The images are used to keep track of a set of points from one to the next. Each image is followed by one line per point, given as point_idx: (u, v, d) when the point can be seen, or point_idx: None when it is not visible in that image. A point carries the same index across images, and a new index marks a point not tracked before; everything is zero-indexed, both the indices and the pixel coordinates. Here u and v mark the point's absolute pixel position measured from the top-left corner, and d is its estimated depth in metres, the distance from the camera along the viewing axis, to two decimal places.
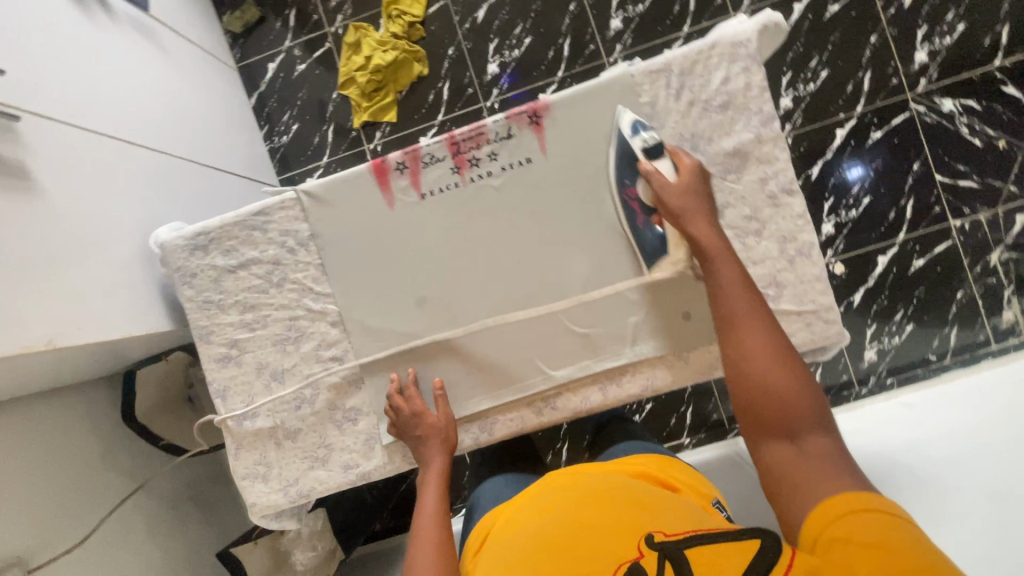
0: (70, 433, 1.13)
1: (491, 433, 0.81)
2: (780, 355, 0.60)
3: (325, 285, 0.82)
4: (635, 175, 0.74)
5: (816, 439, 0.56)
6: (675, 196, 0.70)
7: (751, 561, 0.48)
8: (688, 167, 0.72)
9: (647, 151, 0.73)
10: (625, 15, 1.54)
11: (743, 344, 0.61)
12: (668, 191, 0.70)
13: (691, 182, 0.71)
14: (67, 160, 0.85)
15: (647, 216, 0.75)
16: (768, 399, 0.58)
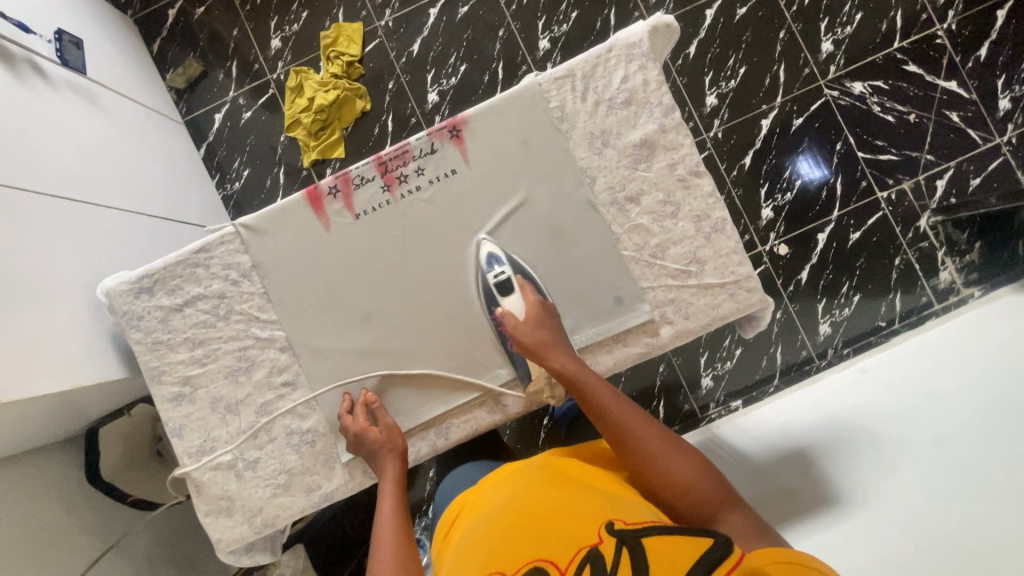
0: (33, 499, 1.11)
1: (447, 437, 0.83)
2: (670, 447, 0.69)
3: (271, 312, 0.84)
4: (495, 309, 0.80)
5: (728, 518, 0.63)
6: (530, 331, 0.77)
7: (701, 553, 0.50)
8: (532, 300, 0.79)
9: (498, 288, 0.80)
10: (552, 36, 1.63)
11: (641, 449, 0.69)
12: (520, 330, 0.77)
13: (539, 315, 0.78)
14: (7, 220, 0.87)
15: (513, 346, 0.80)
16: (681, 490, 0.65)
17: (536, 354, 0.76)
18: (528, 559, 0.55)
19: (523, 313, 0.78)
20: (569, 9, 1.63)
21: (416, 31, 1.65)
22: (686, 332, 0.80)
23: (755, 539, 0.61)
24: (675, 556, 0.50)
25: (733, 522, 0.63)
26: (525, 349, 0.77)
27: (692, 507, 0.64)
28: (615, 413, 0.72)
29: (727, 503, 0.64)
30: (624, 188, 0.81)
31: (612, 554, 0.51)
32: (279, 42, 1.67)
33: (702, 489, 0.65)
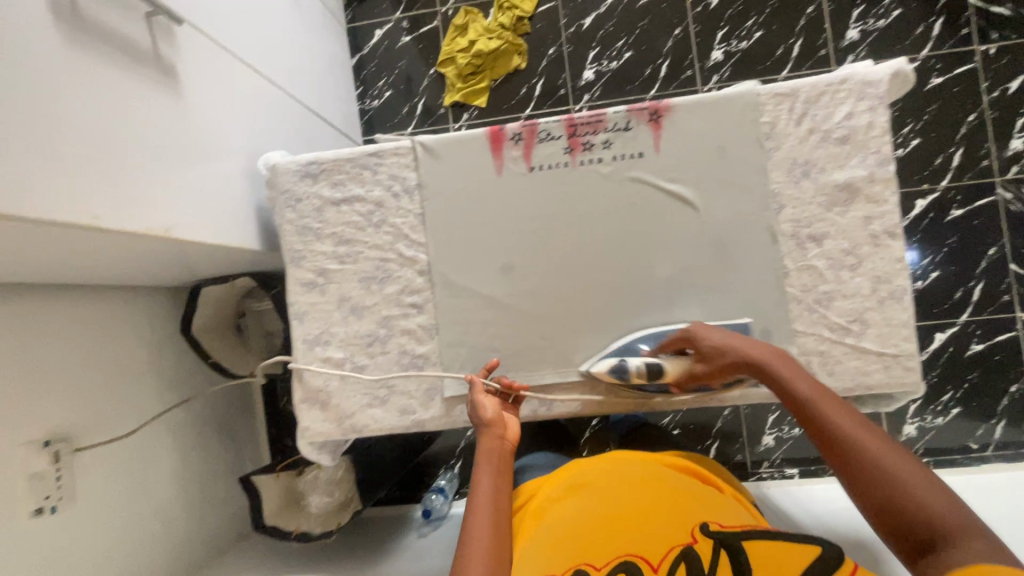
0: (131, 330, 1.19)
1: (550, 408, 0.84)
2: (889, 455, 0.58)
3: (420, 235, 0.85)
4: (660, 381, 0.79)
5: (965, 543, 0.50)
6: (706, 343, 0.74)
7: (809, 564, 0.60)
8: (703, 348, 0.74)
9: (647, 369, 0.76)
10: (727, 49, 1.57)
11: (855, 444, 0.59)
12: (699, 340, 0.75)
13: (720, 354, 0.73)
14: (207, 73, 0.91)
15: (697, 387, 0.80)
16: (899, 498, 0.55)
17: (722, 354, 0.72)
18: (620, 550, 0.65)
19: (703, 332, 0.75)
20: (755, 27, 1.56)
21: (593, 5, 1.61)
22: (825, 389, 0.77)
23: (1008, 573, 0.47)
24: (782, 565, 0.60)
25: (966, 548, 0.50)
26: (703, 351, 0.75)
27: (908, 522, 0.54)
28: (822, 413, 0.63)
29: (962, 531, 0.51)
30: (810, 226, 0.77)
31: (709, 558, 0.61)
32: None
33: (933, 511, 0.53)
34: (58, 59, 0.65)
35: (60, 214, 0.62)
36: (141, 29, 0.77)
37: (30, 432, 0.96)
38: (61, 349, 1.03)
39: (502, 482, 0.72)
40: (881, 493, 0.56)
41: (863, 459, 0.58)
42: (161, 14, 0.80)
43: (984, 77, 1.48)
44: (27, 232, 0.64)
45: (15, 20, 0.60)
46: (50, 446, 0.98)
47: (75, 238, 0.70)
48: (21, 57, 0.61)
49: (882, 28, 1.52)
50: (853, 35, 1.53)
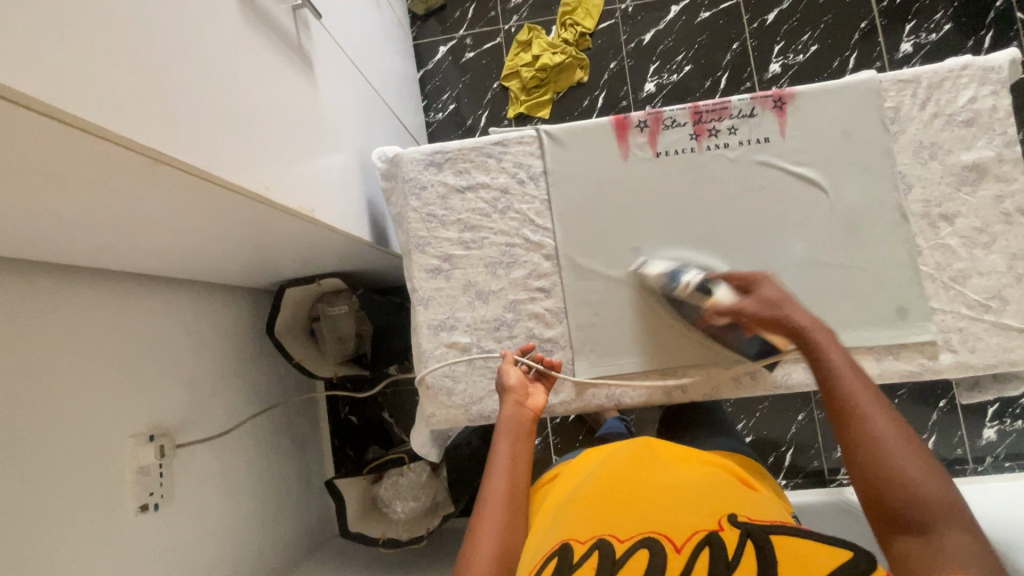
0: (221, 328, 1.18)
1: (684, 391, 0.83)
2: (906, 443, 0.57)
3: (546, 220, 0.86)
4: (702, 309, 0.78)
5: (948, 535, 0.51)
6: (766, 301, 0.71)
7: (840, 563, 0.50)
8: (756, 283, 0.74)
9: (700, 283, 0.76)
10: (785, 62, 1.63)
11: (861, 426, 0.59)
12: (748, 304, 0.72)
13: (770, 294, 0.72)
14: (331, 68, 0.94)
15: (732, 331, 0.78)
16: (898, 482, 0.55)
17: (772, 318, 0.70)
18: (640, 528, 0.61)
19: (768, 280, 0.73)
20: (810, 42, 1.62)
21: (653, 22, 1.68)
22: (966, 366, 0.77)
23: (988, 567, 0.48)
24: (800, 560, 0.51)
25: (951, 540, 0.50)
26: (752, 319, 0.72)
27: (899, 506, 0.54)
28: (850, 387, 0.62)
29: (951, 523, 0.52)
30: (940, 206, 0.79)
31: (735, 546, 0.55)
32: None
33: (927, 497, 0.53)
34: (236, 38, 0.70)
35: (241, 183, 0.67)
36: (290, 20, 0.81)
37: (136, 425, 0.94)
38: (165, 342, 1.02)
39: (519, 447, 0.73)
40: (872, 474, 0.57)
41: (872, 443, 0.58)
42: (305, 8, 0.84)
43: None
44: (205, 202, 0.68)
45: (213, 2, 0.66)
46: (154, 440, 0.96)
47: (237, 213, 0.74)
48: (215, 35, 0.66)
49: (935, 41, 1.58)
50: (906, 48, 1.59)
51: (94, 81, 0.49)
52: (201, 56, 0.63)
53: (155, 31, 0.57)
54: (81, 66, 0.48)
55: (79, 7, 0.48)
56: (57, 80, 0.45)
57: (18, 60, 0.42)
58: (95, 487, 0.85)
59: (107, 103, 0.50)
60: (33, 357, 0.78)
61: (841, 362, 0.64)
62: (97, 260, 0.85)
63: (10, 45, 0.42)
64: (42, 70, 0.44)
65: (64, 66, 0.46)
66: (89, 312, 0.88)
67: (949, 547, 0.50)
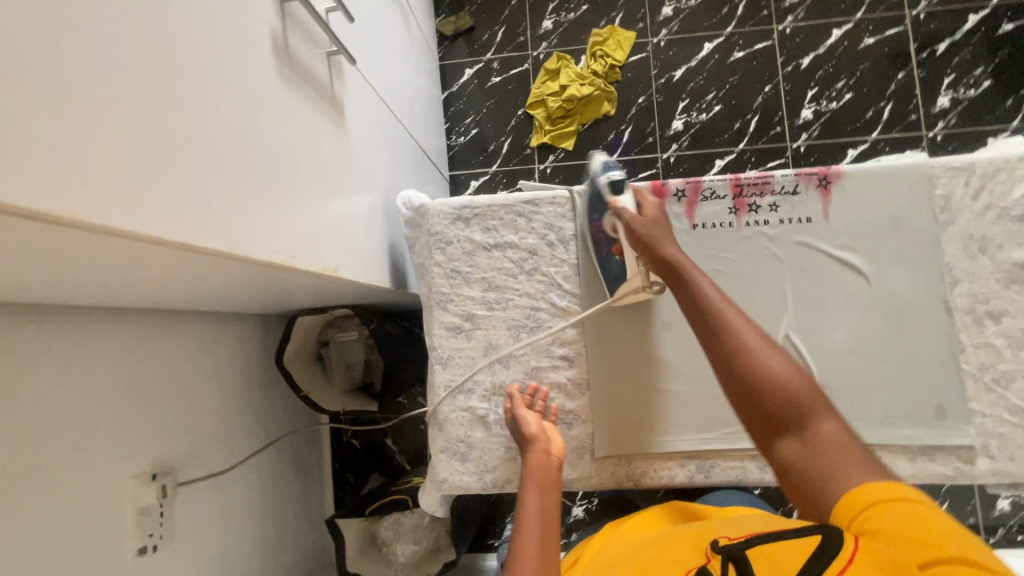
0: (230, 358, 1.16)
1: (707, 475, 0.79)
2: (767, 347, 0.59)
3: (574, 285, 0.83)
4: (603, 213, 0.81)
5: (824, 426, 0.53)
6: (645, 225, 0.72)
7: None
8: (651, 205, 0.75)
9: (614, 184, 0.78)
10: (817, 108, 1.59)
11: (734, 341, 0.60)
12: (635, 223, 0.73)
13: (657, 219, 0.74)
14: (361, 110, 0.92)
15: (609, 246, 0.81)
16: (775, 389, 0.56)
17: (647, 243, 0.71)
18: None
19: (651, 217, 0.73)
20: (844, 89, 1.59)
21: (685, 58, 1.65)
22: (1004, 474, 0.74)
23: (853, 451, 0.51)
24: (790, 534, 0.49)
25: (826, 430, 0.52)
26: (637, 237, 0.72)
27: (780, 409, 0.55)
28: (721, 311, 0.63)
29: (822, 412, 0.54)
30: (987, 303, 0.76)
31: None
32: (551, 24, 1.71)
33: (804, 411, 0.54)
34: (273, 98, 0.67)
35: (269, 258, 0.64)
36: (324, 69, 0.78)
37: (138, 465, 0.92)
38: (173, 376, 1.00)
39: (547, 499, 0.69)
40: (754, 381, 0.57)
41: (747, 355, 0.59)
42: (340, 54, 0.81)
43: None
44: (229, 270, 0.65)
45: (250, 65, 0.63)
46: (157, 479, 0.94)
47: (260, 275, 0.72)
48: (249, 100, 0.63)
49: (973, 98, 1.54)
50: (943, 102, 1.55)
51: (129, 181, 0.46)
52: (235, 128, 0.60)
53: (194, 108, 0.54)
54: (118, 168, 0.44)
55: (116, 101, 0.45)
56: (105, 192, 0.43)
57: (68, 180, 0.40)
58: (96, 532, 0.83)
59: (141, 202, 0.47)
60: (37, 409, 0.75)
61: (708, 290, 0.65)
62: (111, 300, 0.82)
63: (54, 159, 0.39)
64: (90, 185, 0.42)
65: (100, 173, 0.43)
66: (99, 352, 0.86)
67: (825, 438, 0.52)
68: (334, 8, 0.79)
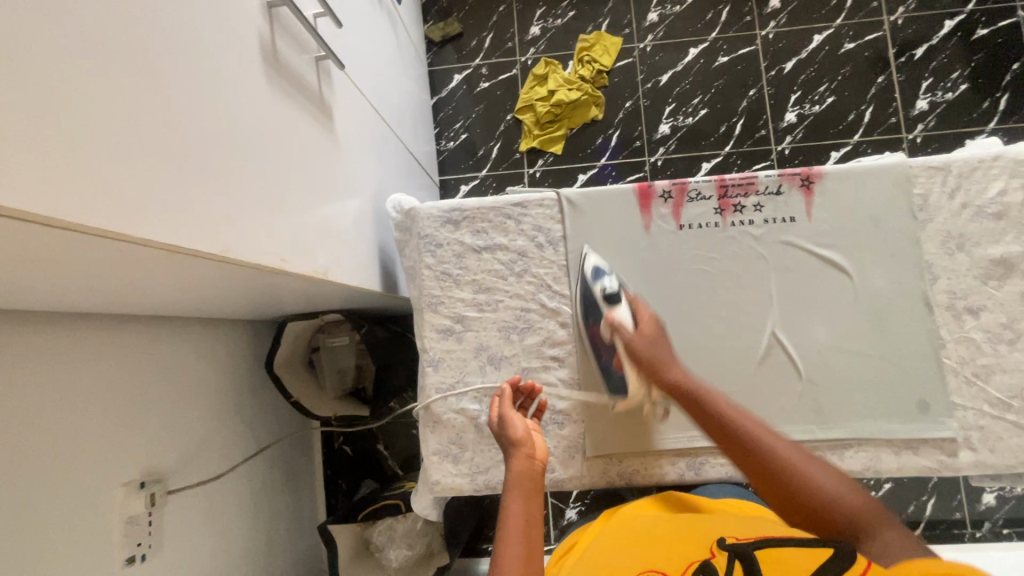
0: (220, 365, 1.15)
1: (697, 472, 0.80)
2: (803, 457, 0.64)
3: (563, 286, 0.84)
4: (598, 318, 0.80)
5: (883, 533, 0.55)
6: (648, 345, 0.77)
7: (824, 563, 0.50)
8: (646, 317, 0.79)
9: (609, 295, 0.79)
10: (801, 112, 1.62)
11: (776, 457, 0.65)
12: (635, 343, 0.77)
13: (653, 334, 0.78)
14: (350, 115, 0.92)
15: (608, 355, 0.81)
16: (823, 501, 0.60)
17: (652, 366, 0.75)
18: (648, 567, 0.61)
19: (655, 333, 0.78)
20: (826, 93, 1.62)
21: (670, 63, 1.68)
22: (986, 465, 0.75)
23: (918, 549, 0.53)
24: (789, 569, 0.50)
25: (889, 536, 0.55)
26: (640, 361, 0.76)
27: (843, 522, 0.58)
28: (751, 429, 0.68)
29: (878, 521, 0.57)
30: (966, 298, 0.78)
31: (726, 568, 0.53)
32: (539, 30, 1.73)
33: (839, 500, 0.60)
34: (261, 102, 0.67)
35: (256, 260, 0.64)
36: (313, 73, 0.79)
37: (127, 473, 0.91)
38: (163, 382, 1.00)
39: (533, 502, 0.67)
40: (812, 498, 0.61)
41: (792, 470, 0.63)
42: (328, 59, 0.82)
43: None
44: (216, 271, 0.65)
45: (238, 69, 0.63)
46: (145, 488, 0.93)
47: (248, 277, 0.72)
48: (236, 103, 0.63)
49: (951, 101, 1.58)
50: (922, 105, 1.59)
51: (114, 182, 0.45)
52: (222, 130, 0.60)
53: (181, 111, 0.54)
54: (104, 169, 0.44)
55: (103, 104, 0.45)
56: (92, 194, 0.43)
57: (55, 182, 0.40)
58: (84, 542, 0.82)
59: (127, 203, 0.47)
60: (23, 418, 0.75)
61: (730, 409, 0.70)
62: (99, 305, 0.81)
63: (40, 161, 0.39)
64: (76, 188, 0.42)
65: (85, 173, 0.43)
66: (86, 360, 0.85)
67: (886, 542, 0.54)
68: (322, 14, 0.80)
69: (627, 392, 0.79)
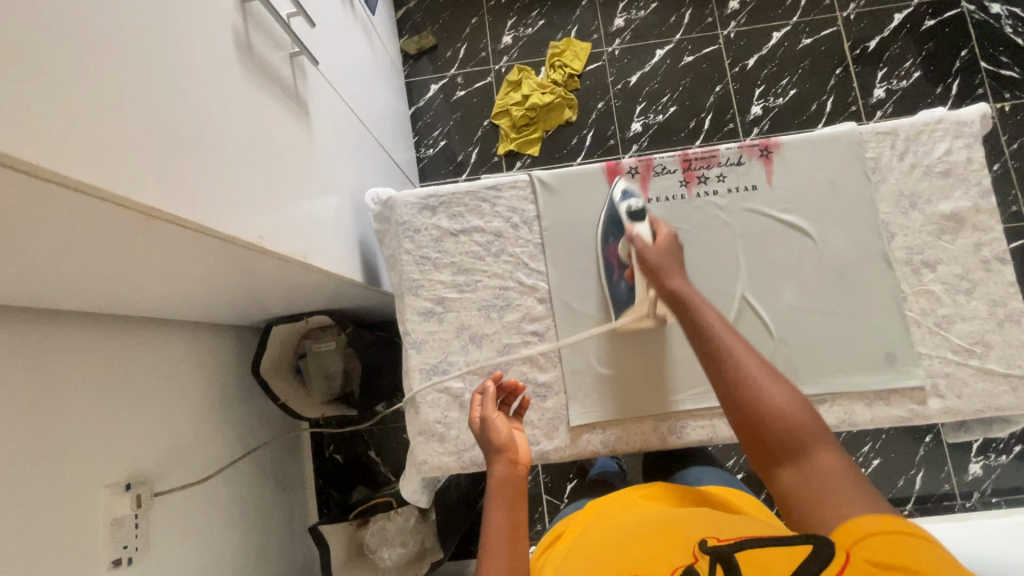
0: (206, 370, 1.15)
1: (679, 436, 0.82)
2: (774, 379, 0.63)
3: (540, 263, 0.87)
4: (619, 237, 0.84)
5: (821, 454, 0.56)
6: (659, 253, 0.77)
7: None
8: (665, 235, 0.80)
9: (631, 214, 0.83)
10: (765, 104, 1.69)
11: (739, 370, 0.64)
12: (648, 252, 0.78)
13: (670, 246, 0.79)
14: (326, 112, 0.96)
15: (621, 273, 0.84)
16: (776, 418, 0.60)
17: (656, 271, 0.76)
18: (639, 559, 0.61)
19: (660, 247, 0.78)
20: (789, 86, 1.69)
21: (638, 65, 1.74)
22: (956, 412, 0.78)
23: (855, 484, 0.53)
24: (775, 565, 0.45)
25: (824, 460, 0.56)
26: (648, 266, 0.77)
27: (781, 437, 0.58)
28: (727, 342, 0.67)
29: (820, 443, 0.57)
30: (923, 253, 0.81)
31: None
32: (511, 39, 1.80)
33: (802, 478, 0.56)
34: (237, 87, 0.70)
35: (232, 234, 0.66)
36: (288, 66, 0.82)
37: (111, 473, 0.90)
38: (148, 384, 1.00)
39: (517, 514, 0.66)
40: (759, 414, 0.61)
41: (750, 383, 0.63)
42: (303, 55, 0.85)
43: (1004, 131, 1.61)
44: (192, 251, 0.66)
45: (214, 54, 0.66)
46: (130, 489, 0.92)
47: (226, 261, 0.72)
48: (211, 88, 0.65)
49: (906, 88, 1.66)
50: (879, 93, 1.67)
51: (88, 140, 0.47)
52: (197, 110, 0.62)
53: (157, 86, 0.56)
54: (80, 130, 0.47)
55: (79, 68, 0.47)
56: (67, 147, 0.45)
57: (30, 131, 0.42)
58: (69, 543, 0.81)
59: (100, 161, 0.48)
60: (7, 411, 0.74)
61: (714, 320, 0.69)
62: (83, 304, 0.82)
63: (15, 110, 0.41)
64: (50, 139, 0.44)
65: (60, 128, 0.45)
66: (71, 359, 0.85)
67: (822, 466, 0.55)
68: (295, 13, 0.84)
69: (634, 302, 0.82)
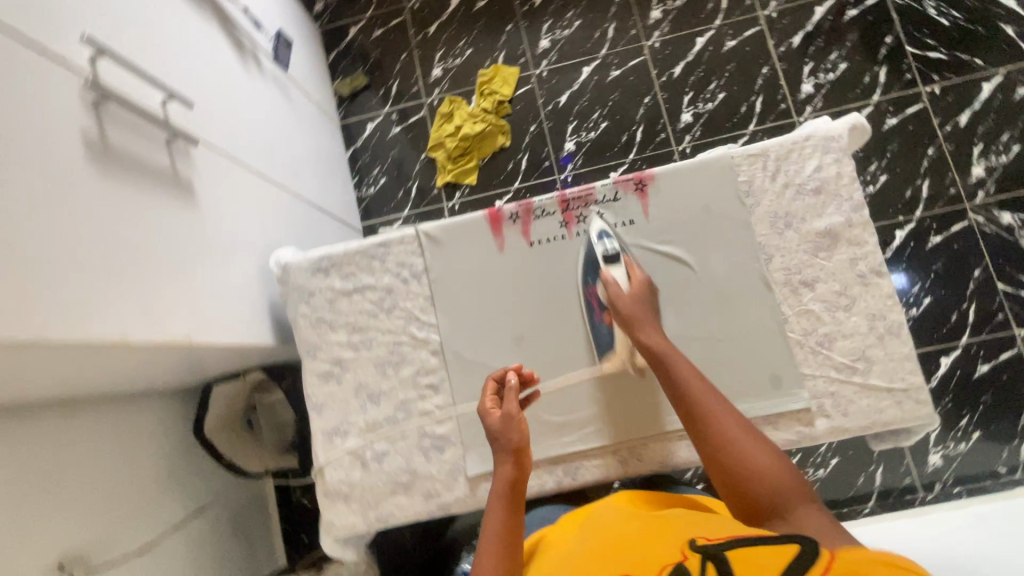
0: (148, 436, 1.17)
1: (574, 477, 0.83)
2: (750, 435, 0.67)
3: (431, 316, 0.89)
4: (597, 277, 0.85)
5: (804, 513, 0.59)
6: (632, 303, 0.80)
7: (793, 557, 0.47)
8: (639, 280, 0.82)
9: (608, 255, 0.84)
10: (695, 111, 1.69)
11: (714, 421, 0.68)
12: (621, 299, 0.80)
13: (642, 293, 0.81)
14: (222, 185, 0.98)
15: (602, 313, 0.85)
16: (759, 476, 0.63)
17: (629, 322, 0.79)
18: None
19: (631, 296, 0.80)
20: (717, 90, 1.69)
21: (567, 84, 1.75)
22: (842, 430, 0.78)
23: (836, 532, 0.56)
24: None
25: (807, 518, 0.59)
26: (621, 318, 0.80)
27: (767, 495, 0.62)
28: (702, 399, 0.71)
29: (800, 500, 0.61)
30: (800, 273, 0.82)
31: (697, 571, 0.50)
32: (440, 71, 1.82)
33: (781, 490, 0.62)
34: (98, 189, 0.71)
35: (83, 335, 0.64)
36: (163, 152, 0.84)
37: (47, 556, 0.92)
38: (92, 463, 1.03)
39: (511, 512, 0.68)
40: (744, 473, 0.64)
41: (729, 447, 0.66)
42: (180, 138, 0.87)
43: (935, 114, 1.60)
44: (42, 359, 0.64)
45: (66, 163, 0.67)
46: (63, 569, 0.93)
47: (93, 360, 0.71)
48: (66, 196, 0.66)
49: (833, 81, 1.65)
50: (808, 88, 1.66)
51: None
52: (33, 216, 0.61)
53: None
54: None
55: None
56: None
57: None
58: None
59: None
60: None
61: (687, 376, 0.73)
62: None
63: None
64: None
65: None
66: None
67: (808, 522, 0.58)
68: (169, 99, 0.86)
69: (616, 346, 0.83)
